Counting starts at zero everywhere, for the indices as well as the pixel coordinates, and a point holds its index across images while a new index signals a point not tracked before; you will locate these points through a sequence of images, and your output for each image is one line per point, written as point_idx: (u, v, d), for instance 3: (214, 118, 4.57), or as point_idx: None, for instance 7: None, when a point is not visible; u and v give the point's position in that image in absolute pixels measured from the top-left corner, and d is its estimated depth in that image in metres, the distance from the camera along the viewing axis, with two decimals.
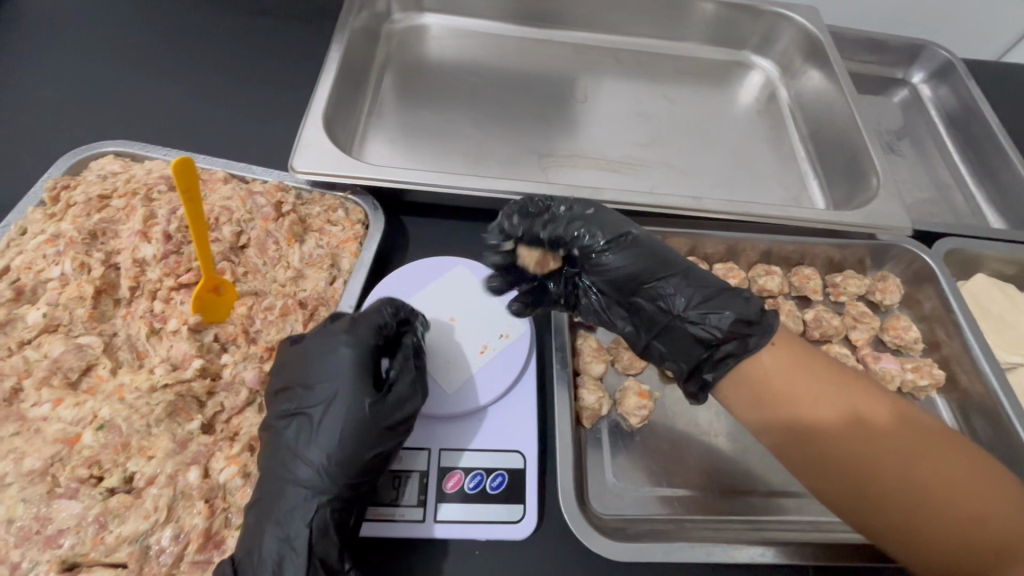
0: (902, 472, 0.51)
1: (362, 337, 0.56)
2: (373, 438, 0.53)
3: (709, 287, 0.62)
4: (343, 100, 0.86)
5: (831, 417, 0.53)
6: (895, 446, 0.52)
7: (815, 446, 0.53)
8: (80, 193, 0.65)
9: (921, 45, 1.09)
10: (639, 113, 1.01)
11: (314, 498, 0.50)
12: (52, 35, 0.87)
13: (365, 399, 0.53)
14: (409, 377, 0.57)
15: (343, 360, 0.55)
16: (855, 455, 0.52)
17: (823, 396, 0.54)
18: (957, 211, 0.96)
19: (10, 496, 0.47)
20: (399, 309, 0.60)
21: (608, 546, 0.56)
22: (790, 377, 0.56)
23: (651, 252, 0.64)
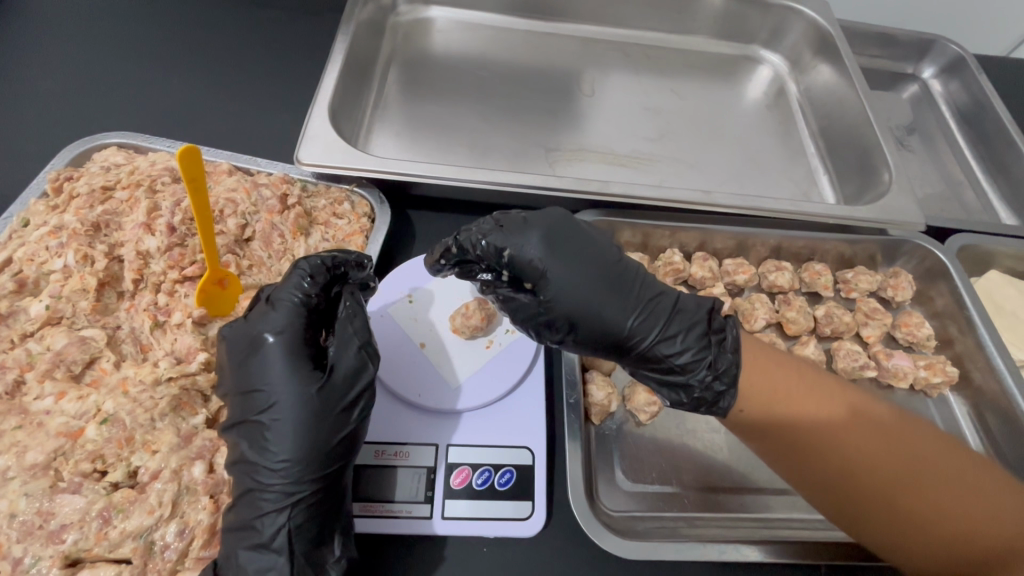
0: (894, 482, 0.50)
1: (284, 324, 0.52)
2: (332, 418, 0.50)
3: (690, 329, 0.55)
4: (349, 92, 0.85)
5: (829, 416, 0.53)
6: (890, 460, 0.51)
7: (808, 454, 0.52)
8: (83, 185, 0.64)
9: (932, 39, 1.08)
10: (647, 107, 1.00)
11: (285, 501, 0.49)
12: (56, 26, 0.86)
13: (309, 388, 0.50)
14: (357, 340, 0.54)
15: (273, 357, 0.51)
16: (850, 453, 0.51)
17: (819, 408, 0.53)
18: (968, 207, 0.95)
19: (12, 491, 0.46)
20: (321, 276, 0.55)
21: (619, 544, 0.56)
22: (786, 390, 0.53)
23: (617, 295, 0.56)
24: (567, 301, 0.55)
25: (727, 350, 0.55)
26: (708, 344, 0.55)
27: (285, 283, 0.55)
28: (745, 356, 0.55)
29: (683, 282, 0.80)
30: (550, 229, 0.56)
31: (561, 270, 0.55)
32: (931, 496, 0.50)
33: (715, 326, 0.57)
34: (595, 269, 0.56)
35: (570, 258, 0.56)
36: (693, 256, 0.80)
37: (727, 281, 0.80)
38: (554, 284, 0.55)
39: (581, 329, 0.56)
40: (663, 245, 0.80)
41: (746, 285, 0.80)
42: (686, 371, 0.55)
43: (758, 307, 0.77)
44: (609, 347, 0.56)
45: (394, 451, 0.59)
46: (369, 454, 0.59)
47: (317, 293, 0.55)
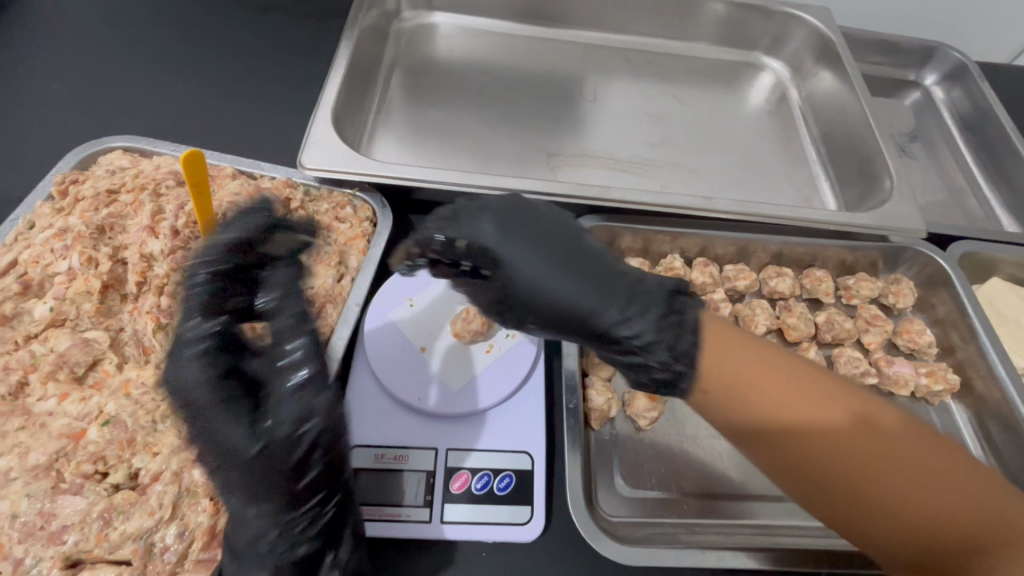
0: (882, 485, 0.49)
1: (201, 362, 0.42)
2: (287, 465, 0.43)
3: (649, 308, 0.53)
4: (352, 98, 0.86)
5: (821, 420, 0.50)
6: (885, 468, 0.50)
7: (796, 457, 0.50)
8: (88, 188, 0.65)
9: (934, 47, 1.08)
10: (648, 113, 1.00)
11: (275, 546, 0.45)
12: (64, 31, 0.87)
13: (250, 441, 0.42)
14: (296, 358, 0.45)
15: (201, 412, 0.42)
16: (839, 457, 0.50)
17: (819, 415, 0.51)
18: (970, 214, 0.95)
19: (14, 491, 0.46)
20: (227, 271, 0.46)
21: (618, 550, 0.56)
22: (784, 395, 0.50)
23: (574, 276, 0.55)
24: (522, 285, 0.54)
25: (688, 329, 0.53)
26: (669, 325, 0.53)
27: (187, 315, 0.44)
28: (737, 357, 0.52)
29: (684, 288, 0.80)
30: (504, 217, 0.57)
31: (519, 257, 0.55)
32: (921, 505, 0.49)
33: (677, 305, 0.54)
34: (556, 251, 0.55)
35: (525, 242, 0.55)
36: (693, 262, 0.81)
37: (728, 287, 0.80)
38: (508, 266, 0.55)
39: (540, 311, 0.56)
40: (663, 251, 0.80)
41: (746, 291, 0.80)
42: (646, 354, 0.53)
43: (758, 313, 0.77)
44: (571, 329, 0.55)
45: (394, 455, 0.59)
46: (368, 458, 0.59)
47: (223, 281, 0.46)
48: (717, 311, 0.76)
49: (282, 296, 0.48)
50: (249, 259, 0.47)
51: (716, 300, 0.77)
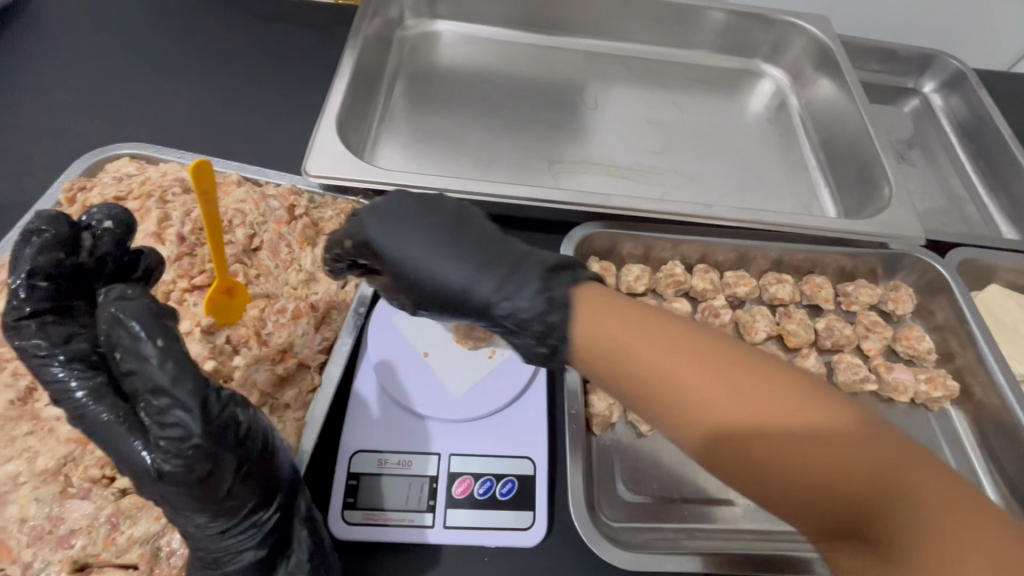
0: (834, 473, 0.36)
1: (75, 394, 0.42)
2: (191, 480, 0.41)
3: (526, 283, 0.49)
4: (356, 105, 0.87)
5: (751, 394, 0.39)
6: (829, 455, 0.37)
7: (720, 437, 0.39)
8: (96, 195, 0.66)
9: (932, 55, 1.09)
10: (649, 120, 1.01)
11: (221, 560, 0.46)
12: (72, 39, 0.88)
13: (147, 469, 0.41)
14: (152, 370, 0.40)
15: (106, 447, 0.42)
16: (776, 438, 0.37)
17: (734, 381, 0.39)
18: (969, 221, 0.96)
19: (24, 495, 0.47)
20: (43, 292, 0.43)
21: (619, 555, 0.56)
22: (681, 356, 0.41)
23: (452, 257, 0.51)
24: (409, 275, 0.53)
25: (559, 307, 0.47)
26: (548, 302, 0.48)
27: (41, 363, 0.43)
28: (638, 330, 0.43)
29: (685, 294, 0.80)
30: (394, 211, 0.54)
31: (394, 244, 0.53)
32: (879, 506, 0.36)
33: (552, 279, 0.49)
34: (431, 233, 0.52)
35: (406, 231, 0.53)
36: (694, 268, 0.81)
37: (729, 293, 0.80)
38: (392, 256, 0.53)
39: (425, 295, 0.53)
40: (664, 257, 0.81)
41: (747, 297, 0.80)
42: (521, 336, 0.50)
43: (758, 319, 0.78)
44: (459, 311, 0.53)
45: (397, 460, 0.59)
46: (372, 462, 0.59)
47: (51, 306, 0.44)
48: (718, 317, 0.77)
49: (122, 304, 0.41)
50: (65, 273, 0.44)
51: (716, 306, 0.78)
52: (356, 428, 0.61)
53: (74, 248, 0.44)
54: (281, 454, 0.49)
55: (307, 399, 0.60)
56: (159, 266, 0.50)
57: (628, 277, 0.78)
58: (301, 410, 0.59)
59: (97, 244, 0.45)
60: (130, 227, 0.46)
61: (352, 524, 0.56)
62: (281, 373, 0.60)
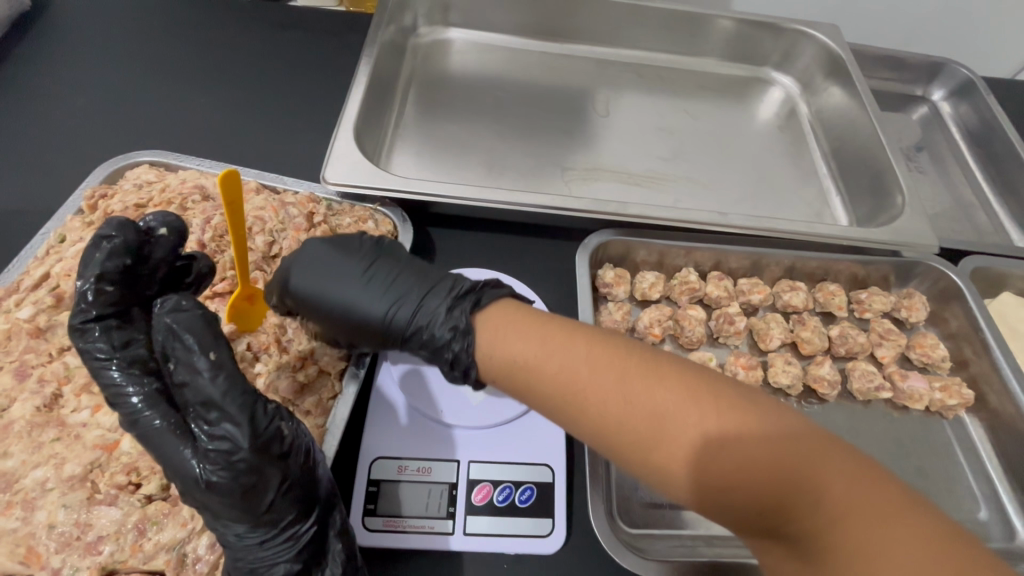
0: (743, 468, 0.42)
1: (131, 400, 0.46)
2: (237, 490, 0.45)
3: (437, 310, 0.57)
4: (371, 113, 0.88)
5: (659, 403, 0.45)
6: (722, 452, 0.43)
7: (638, 442, 0.45)
8: (117, 202, 0.66)
9: (941, 63, 1.10)
10: (660, 128, 1.01)
11: (258, 572, 0.47)
12: (92, 47, 0.89)
13: (198, 477, 0.44)
14: (205, 384, 0.45)
15: (156, 454, 0.45)
16: (686, 440, 0.43)
17: (637, 393, 0.46)
18: (980, 228, 0.96)
19: (51, 502, 0.47)
20: (107, 296, 0.47)
21: (638, 562, 0.56)
22: (589, 374, 0.47)
23: (370, 291, 0.59)
24: (331, 315, 0.59)
25: (465, 330, 0.54)
26: (454, 327, 0.55)
27: (99, 367, 0.46)
28: (545, 349, 0.50)
29: (698, 301, 0.81)
30: (314, 257, 0.61)
31: (315, 289, 0.59)
32: (774, 494, 0.42)
33: (457, 307, 0.56)
34: (349, 274, 0.60)
35: (327, 273, 0.60)
36: (708, 275, 0.82)
37: (743, 301, 0.81)
38: (312, 297, 0.59)
39: (350, 331, 0.60)
40: (678, 264, 0.81)
41: (761, 304, 0.80)
42: (436, 359, 0.57)
43: (773, 327, 0.78)
44: (379, 341, 0.59)
45: (416, 467, 0.60)
46: (391, 469, 0.59)
47: (117, 312, 0.48)
48: (733, 324, 0.77)
49: (177, 316, 0.45)
50: (127, 278, 0.48)
51: (731, 313, 0.78)
52: (375, 434, 0.61)
53: (138, 253, 0.48)
54: (322, 468, 0.52)
55: (327, 405, 0.60)
56: (210, 272, 0.54)
57: (641, 284, 0.79)
58: (321, 416, 0.59)
59: (155, 249, 0.49)
60: (182, 235, 0.50)
61: (372, 530, 0.56)
62: (302, 380, 0.60)
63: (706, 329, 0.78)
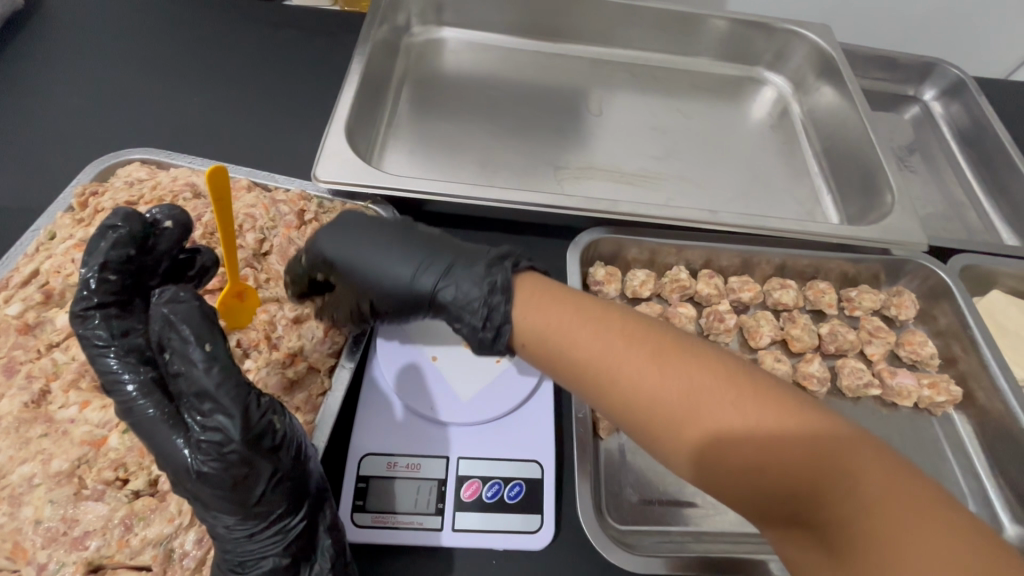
0: (766, 450, 0.43)
1: (126, 387, 0.46)
2: (227, 481, 0.45)
3: (471, 271, 0.58)
4: (364, 111, 0.88)
5: (687, 384, 0.46)
6: (753, 434, 0.43)
7: (664, 422, 0.46)
8: (107, 200, 0.66)
9: (932, 63, 1.10)
10: (654, 127, 1.02)
11: (246, 565, 0.47)
12: (84, 45, 0.89)
13: (189, 468, 0.44)
14: (199, 375, 0.44)
15: (148, 442, 0.45)
16: (712, 421, 0.44)
17: (669, 372, 0.47)
18: (970, 226, 0.97)
19: (38, 497, 0.47)
20: (109, 285, 0.48)
21: (627, 558, 0.57)
22: (623, 351, 0.48)
23: (404, 255, 0.60)
24: (361, 280, 0.60)
25: (501, 287, 0.55)
26: (489, 285, 0.56)
27: (96, 355, 0.47)
28: (575, 325, 0.51)
29: (689, 299, 0.81)
30: (349, 225, 0.62)
31: (349, 253, 0.60)
32: (797, 479, 0.42)
33: (494, 267, 0.57)
34: (386, 239, 0.61)
35: (362, 241, 0.61)
36: (699, 274, 0.82)
37: (733, 298, 0.81)
38: (346, 263, 0.60)
39: (379, 293, 0.60)
40: (669, 262, 0.81)
41: (751, 302, 0.81)
42: (464, 317, 0.57)
43: (763, 324, 0.78)
44: (409, 305, 0.60)
45: (406, 463, 0.60)
46: (381, 465, 0.60)
47: (116, 301, 0.49)
48: (723, 322, 0.77)
49: (173, 307, 0.45)
50: (130, 268, 0.49)
51: (721, 311, 0.78)
52: (365, 431, 0.61)
53: (142, 245, 0.50)
54: (312, 462, 0.51)
55: (317, 402, 0.61)
56: (214, 265, 0.56)
57: (632, 282, 0.79)
58: (310, 413, 0.60)
59: (158, 242, 0.51)
60: (188, 228, 0.52)
61: (361, 526, 0.56)
62: (291, 377, 0.60)
63: (696, 327, 0.78)
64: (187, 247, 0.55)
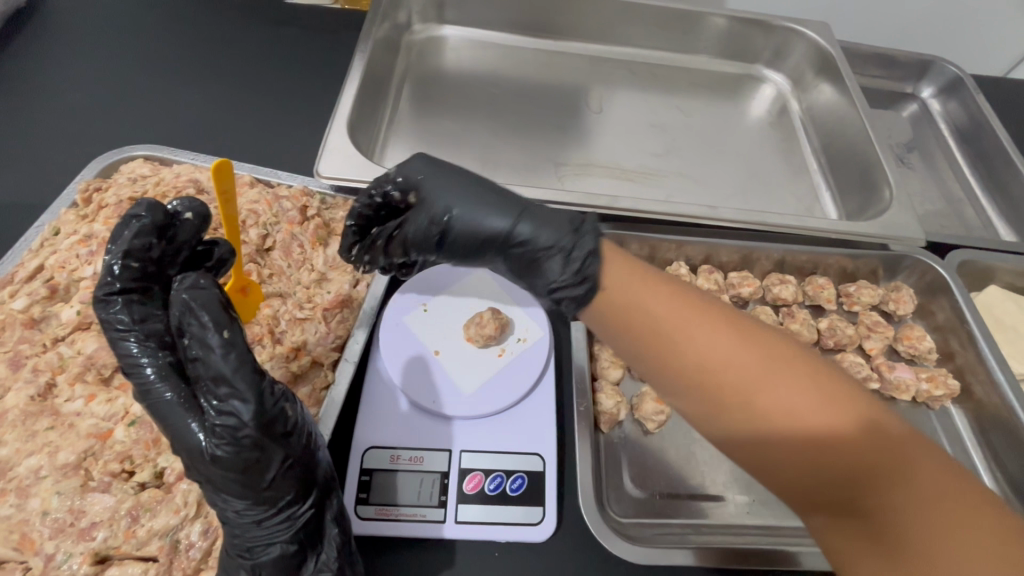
0: (825, 437, 0.43)
1: (144, 371, 0.47)
2: (239, 466, 0.45)
3: (555, 221, 0.58)
4: (365, 108, 0.88)
5: (757, 362, 0.46)
6: (824, 422, 0.43)
7: (725, 397, 0.46)
8: (112, 196, 0.66)
9: (930, 60, 1.11)
10: (653, 124, 1.02)
11: (253, 551, 0.48)
12: (86, 43, 0.90)
13: (204, 452, 0.45)
14: (216, 360, 0.44)
15: (166, 425, 0.46)
16: (775, 400, 0.44)
17: (739, 349, 0.46)
18: (968, 223, 0.97)
19: (45, 489, 0.48)
20: (133, 271, 0.47)
21: (628, 548, 0.57)
22: (694, 326, 0.48)
23: (488, 198, 0.60)
24: (438, 214, 0.60)
25: (589, 234, 0.56)
26: (576, 234, 0.57)
27: (120, 338, 0.47)
28: (649, 297, 0.51)
29: None
30: (437, 161, 0.62)
31: (439, 186, 0.61)
32: (852, 471, 0.43)
33: (578, 223, 0.58)
34: (470, 179, 0.61)
35: (449, 177, 0.61)
36: (699, 269, 0.82)
37: (733, 294, 0.81)
38: (430, 197, 0.60)
39: (458, 224, 0.60)
40: (669, 258, 0.82)
41: (751, 298, 0.81)
42: (545, 260, 0.57)
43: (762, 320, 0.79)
44: (485, 246, 0.60)
45: (409, 456, 0.60)
46: (384, 458, 0.60)
47: (139, 287, 0.48)
48: None
49: (193, 293, 0.45)
50: (153, 256, 0.48)
51: None
52: (368, 424, 0.62)
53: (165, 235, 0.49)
54: (321, 452, 0.52)
55: (320, 396, 0.61)
56: (231, 258, 0.54)
57: None
58: (314, 406, 0.60)
59: (179, 232, 0.50)
60: (207, 219, 0.51)
61: (365, 518, 0.57)
62: (295, 370, 0.61)
63: None
64: (207, 238, 0.54)
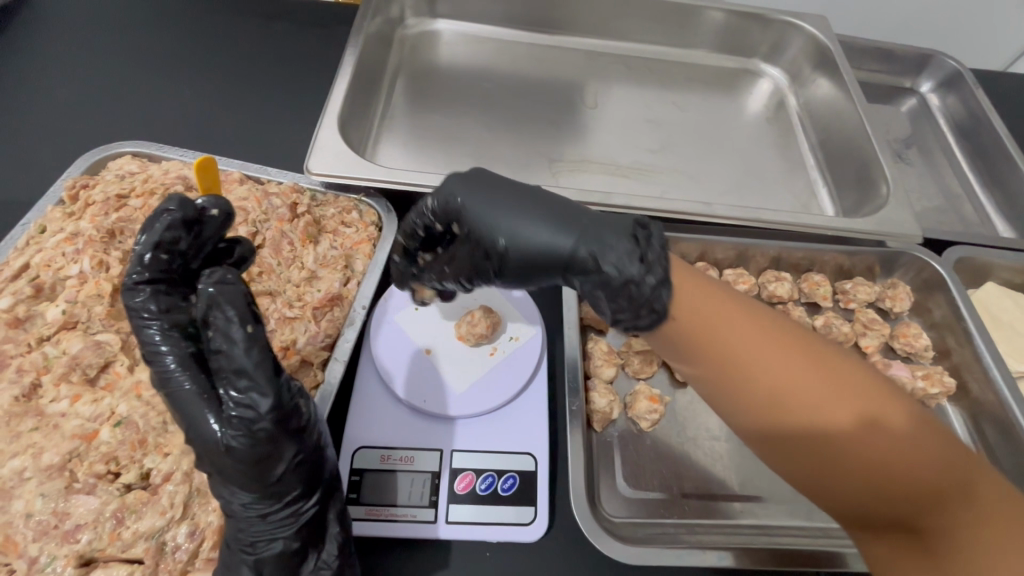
0: (887, 456, 0.44)
1: (165, 360, 0.46)
2: (253, 459, 0.44)
3: (618, 243, 0.52)
4: (357, 104, 0.87)
5: (824, 382, 0.45)
6: (884, 440, 0.44)
7: (787, 417, 0.46)
8: (98, 193, 0.66)
9: (929, 55, 1.10)
10: (649, 120, 1.01)
11: (257, 545, 0.47)
12: (73, 38, 0.88)
13: (219, 444, 0.44)
14: (239, 353, 0.44)
15: (184, 415, 0.45)
16: (838, 420, 0.45)
17: (809, 372, 0.46)
18: (965, 219, 0.97)
19: (29, 491, 0.47)
20: (161, 262, 0.47)
21: (621, 549, 0.57)
22: (767, 347, 0.47)
23: (541, 217, 0.55)
24: (488, 241, 0.56)
25: (659, 262, 0.50)
26: (644, 259, 0.51)
27: (144, 327, 0.46)
28: (713, 313, 0.48)
29: None
30: (475, 178, 0.58)
31: (485, 205, 0.56)
32: (908, 488, 0.44)
33: (644, 240, 0.52)
34: (521, 197, 0.56)
35: (491, 197, 0.57)
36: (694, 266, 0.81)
37: None
38: (475, 218, 0.57)
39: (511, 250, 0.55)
40: None
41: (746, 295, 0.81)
42: (609, 287, 0.52)
43: None
44: (541, 269, 0.55)
45: (400, 457, 0.60)
46: (375, 458, 0.60)
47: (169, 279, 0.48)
48: None
49: (221, 287, 0.45)
50: (182, 249, 0.48)
51: None
52: (359, 424, 0.61)
53: (194, 229, 0.48)
54: (328, 450, 0.52)
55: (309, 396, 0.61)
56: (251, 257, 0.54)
57: None
58: None
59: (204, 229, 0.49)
60: (232, 216, 0.50)
61: (355, 519, 0.56)
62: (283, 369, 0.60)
63: None
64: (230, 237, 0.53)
